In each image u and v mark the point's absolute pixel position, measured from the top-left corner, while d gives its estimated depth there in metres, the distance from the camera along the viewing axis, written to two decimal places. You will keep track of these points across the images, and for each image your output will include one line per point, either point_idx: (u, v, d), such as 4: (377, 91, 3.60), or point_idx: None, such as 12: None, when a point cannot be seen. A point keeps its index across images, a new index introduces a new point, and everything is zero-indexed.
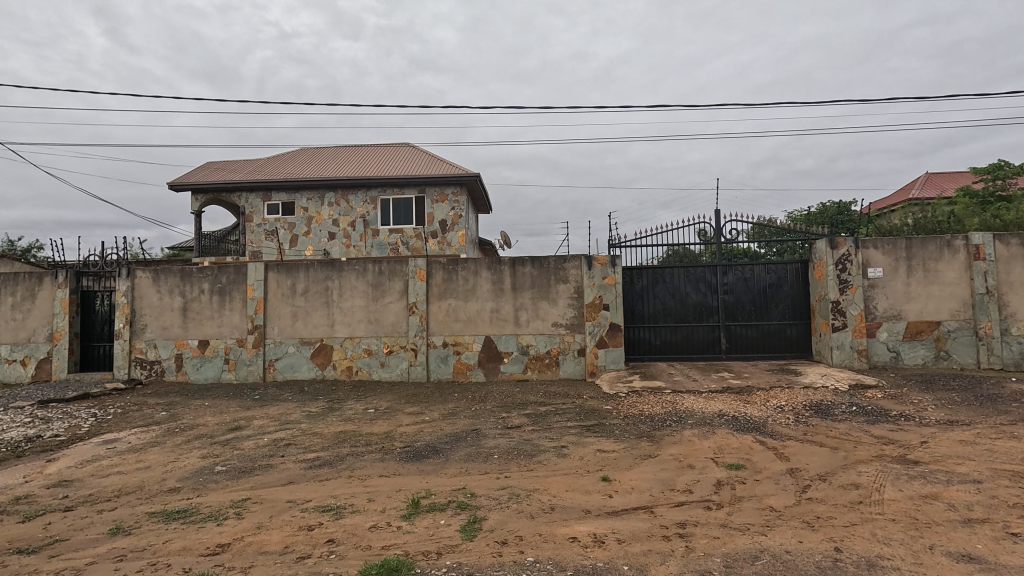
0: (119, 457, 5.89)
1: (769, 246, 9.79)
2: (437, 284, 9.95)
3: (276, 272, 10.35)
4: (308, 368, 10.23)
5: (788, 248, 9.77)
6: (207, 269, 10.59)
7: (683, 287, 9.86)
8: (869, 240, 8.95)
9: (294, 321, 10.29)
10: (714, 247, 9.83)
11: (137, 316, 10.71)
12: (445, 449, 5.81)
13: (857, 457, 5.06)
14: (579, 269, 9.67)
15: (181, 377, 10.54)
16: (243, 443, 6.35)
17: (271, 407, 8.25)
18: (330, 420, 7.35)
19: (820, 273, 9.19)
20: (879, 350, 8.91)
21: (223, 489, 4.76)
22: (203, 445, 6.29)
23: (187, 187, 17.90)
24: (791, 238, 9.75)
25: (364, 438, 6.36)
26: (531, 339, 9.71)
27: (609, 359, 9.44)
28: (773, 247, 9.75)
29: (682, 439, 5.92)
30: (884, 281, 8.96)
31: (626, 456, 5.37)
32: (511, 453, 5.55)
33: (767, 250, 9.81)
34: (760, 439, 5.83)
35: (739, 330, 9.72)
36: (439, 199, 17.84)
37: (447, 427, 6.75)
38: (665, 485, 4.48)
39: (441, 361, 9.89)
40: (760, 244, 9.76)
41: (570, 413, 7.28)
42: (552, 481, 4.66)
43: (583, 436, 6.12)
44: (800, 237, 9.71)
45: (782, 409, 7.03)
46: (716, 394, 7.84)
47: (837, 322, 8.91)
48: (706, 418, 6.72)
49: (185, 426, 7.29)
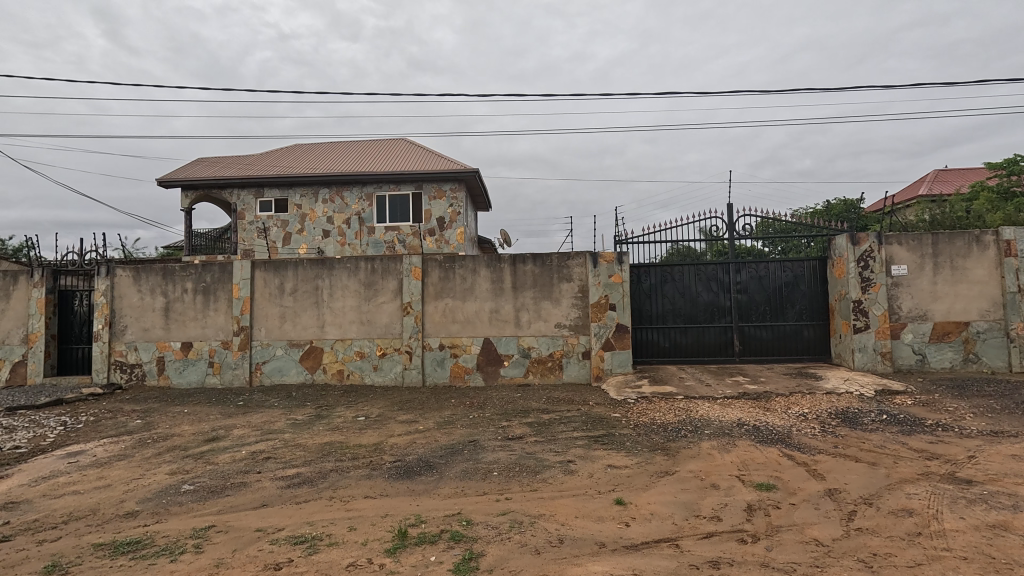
0: (79, 473, 5.33)
1: (773, 245, 9.27)
2: (433, 283, 9.39)
3: (263, 270, 9.80)
4: (297, 372, 9.68)
5: (794, 247, 9.26)
6: (191, 267, 10.03)
7: (693, 286, 9.32)
8: (892, 236, 8.40)
9: (282, 322, 9.74)
10: (719, 245, 9.27)
11: (117, 317, 10.16)
12: (439, 464, 5.25)
13: (900, 475, 4.51)
14: (583, 267, 9.12)
15: (163, 381, 9.99)
16: (218, 456, 5.79)
17: (254, 415, 7.69)
18: (316, 430, 6.79)
19: (840, 270, 8.64)
20: (904, 352, 8.35)
21: (185, 514, 4.20)
22: (174, 459, 5.72)
23: (176, 184, 17.34)
24: (797, 237, 9.24)
25: (351, 451, 5.81)
26: (532, 342, 9.16)
27: (615, 362, 8.90)
28: (777, 244, 9.24)
29: (701, 453, 5.36)
30: (908, 279, 8.41)
31: (640, 474, 4.81)
32: (512, 469, 4.99)
33: (770, 249, 9.29)
34: (787, 452, 5.27)
35: (753, 331, 9.18)
36: (437, 196, 17.28)
37: (442, 438, 6.19)
38: (689, 510, 3.93)
39: (437, 364, 9.34)
40: (764, 242, 9.23)
41: (575, 422, 6.73)
42: (558, 505, 4.10)
43: (591, 449, 5.56)
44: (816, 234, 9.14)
45: (807, 418, 6.47)
46: (732, 401, 7.29)
47: (859, 323, 8.36)
48: (724, 428, 6.16)
49: (158, 436, 6.73)
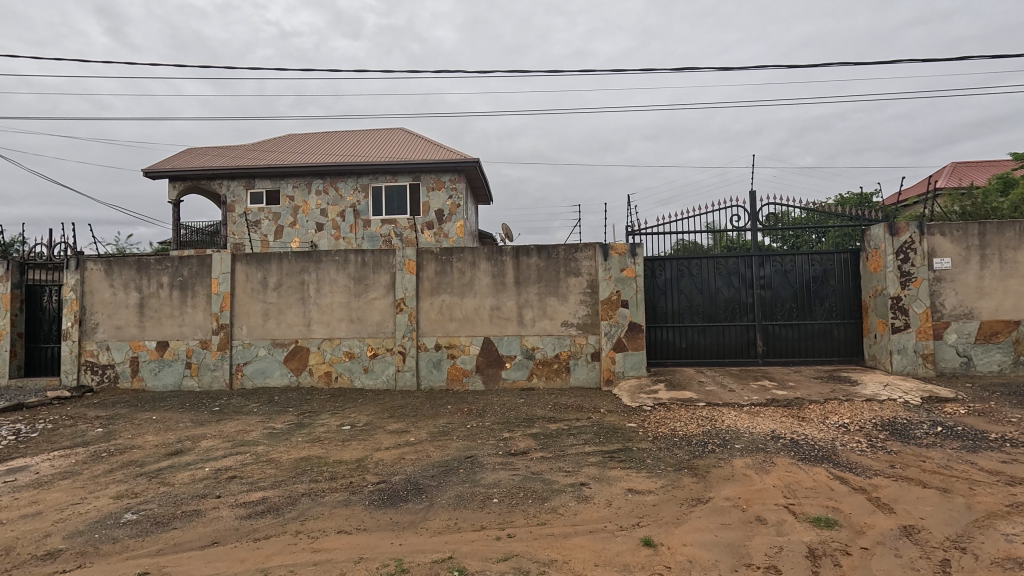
0: (9, 496, 4.58)
1: (783, 240, 8.51)
2: (428, 278, 8.62)
3: (245, 264, 9.04)
4: (281, 374, 8.92)
5: (803, 242, 8.53)
6: (167, 260, 9.25)
7: (712, 281, 8.53)
8: (935, 226, 7.61)
9: (265, 320, 8.98)
10: (726, 238, 8.56)
11: (87, 314, 9.42)
12: (430, 487, 4.48)
13: (984, 507, 3.72)
14: (592, 260, 8.34)
15: (136, 384, 9.26)
16: (176, 475, 5.02)
17: (228, 423, 6.95)
18: (294, 442, 6.02)
19: (876, 264, 7.86)
20: (948, 354, 7.57)
21: (116, 556, 3.45)
22: (126, 479, 4.96)
23: (164, 175, 16.59)
24: (807, 232, 8.52)
25: (329, 469, 5.04)
26: (536, 342, 8.39)
27: (627, 365, 8.12)
28: (787, 240, 8.49)
29: (736, 474, 4.57)
30: (952, 273, 7.62)
31: (668, 502, 4.04)
32: (515, 495, 4.22)
33: (778, 244, 8.52)
34: (837, 473, 4.50)
35: (778, 331, 8.39)
36: (436, 187, 16.49)
37: (434, 453, 5.41)
38: (737, 557, 3.16)
39: (432, 366, 8.57)
40: (770, 237, 8.49)
41: (586, 433, 5.95)
42: (571, 546, 3.34)
43: (606, 469, 4.78)
44: (838, 224, 8.39)
45: (850, 430, 5.68)
46: (761, 409, 6.51)
47: (897, 321, 7.58)
48: (757, 442, 5.38)
49: (116, 449, 5.97)
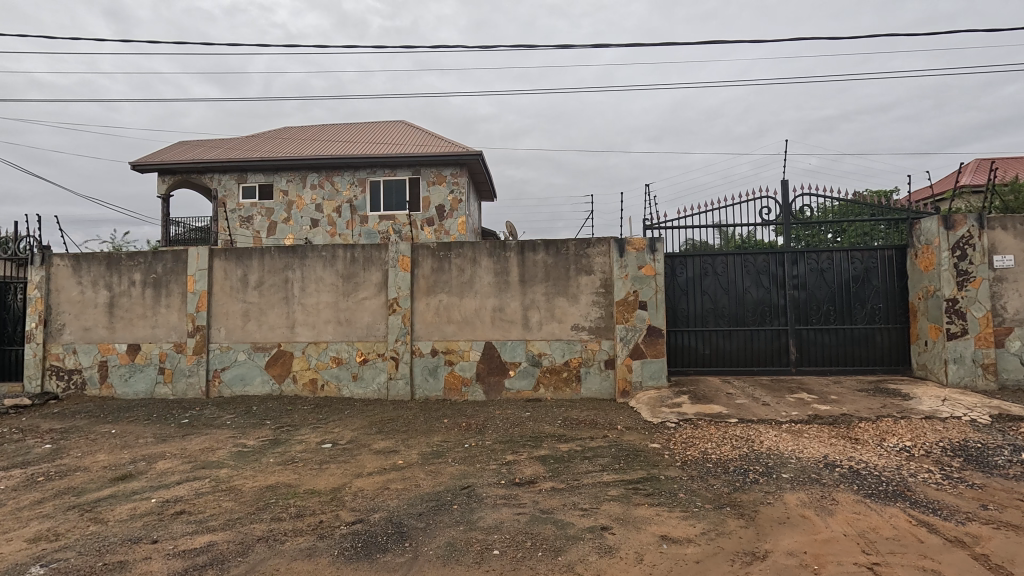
0: None
1: (793, 238, 7.67)
2: (424, 276, 7.79)
3: (224, 259, 8.23)
4: (261, 382, 8.10)
5: (818, 241, 7.71)
6: (140, 255, 8.44)
7: (739, 281, 7.66)
8: (996, 219, 6.74)
9: (246, 322, 8.16)
10: (741, 236, 7.73)
11: (53, 314, 8.63)
12: (416, 531, 3.63)
13: None
14: (606, 257, 7.49)
15: (105, 391, 8.46)
16: (113, 509, 4.18)
17: (194, 439, 6.11)
18: (264, 464, 5.19)
19: (927, 262, 6.96)
20: (1011, 364, 6.68)
21: None
22: (53, 514, 4.13)
23: (151, 168, 15.82)
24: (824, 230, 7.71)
25: (298, 502, 4.19)
26: (544, 347, 7.54)
27: (646, 374, 7.26)
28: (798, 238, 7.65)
29: (792, 517, 3.70)
30: (1016, 272, 6.74)
31: (717, 558, 3.17)
32: (523, 545, 3.36)
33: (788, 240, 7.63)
34: (920, 517, 3.63)
35: (813, 337, 7.51)
36: (437, 181, 15.67)
37: (424, 482, 4.56)
38: None
39: (429, 373, 7.74)
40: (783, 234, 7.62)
41: (603, 457, 5.08)
42: None
43: (631, 507, 3.93)
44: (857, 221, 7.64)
45: (915, 456, 4.80)
46: (804, 427, 5.63)
47: (954, 327, 6.69)
48: (808, 472, 4.51)
49: (58, 471, 5.15)
